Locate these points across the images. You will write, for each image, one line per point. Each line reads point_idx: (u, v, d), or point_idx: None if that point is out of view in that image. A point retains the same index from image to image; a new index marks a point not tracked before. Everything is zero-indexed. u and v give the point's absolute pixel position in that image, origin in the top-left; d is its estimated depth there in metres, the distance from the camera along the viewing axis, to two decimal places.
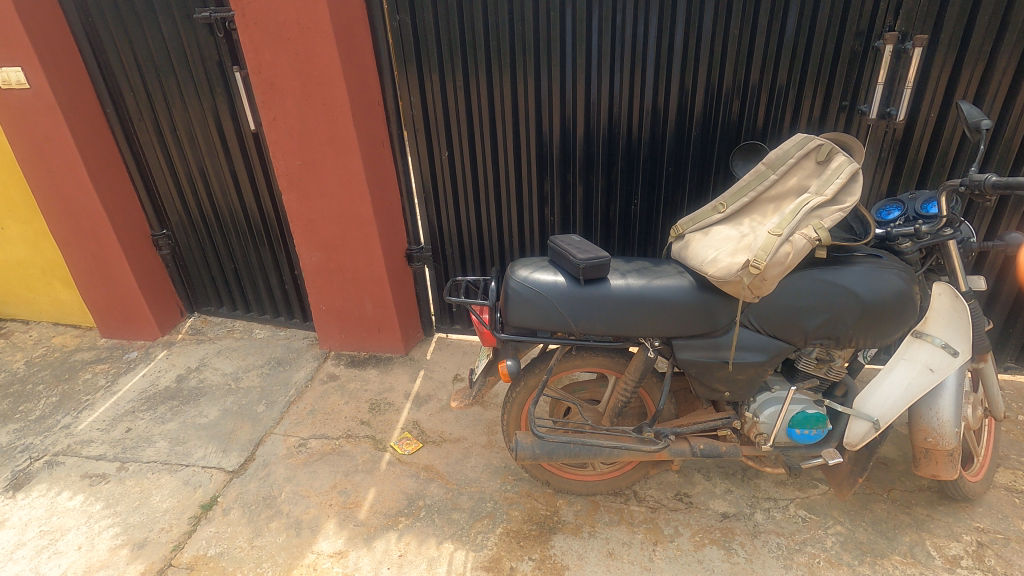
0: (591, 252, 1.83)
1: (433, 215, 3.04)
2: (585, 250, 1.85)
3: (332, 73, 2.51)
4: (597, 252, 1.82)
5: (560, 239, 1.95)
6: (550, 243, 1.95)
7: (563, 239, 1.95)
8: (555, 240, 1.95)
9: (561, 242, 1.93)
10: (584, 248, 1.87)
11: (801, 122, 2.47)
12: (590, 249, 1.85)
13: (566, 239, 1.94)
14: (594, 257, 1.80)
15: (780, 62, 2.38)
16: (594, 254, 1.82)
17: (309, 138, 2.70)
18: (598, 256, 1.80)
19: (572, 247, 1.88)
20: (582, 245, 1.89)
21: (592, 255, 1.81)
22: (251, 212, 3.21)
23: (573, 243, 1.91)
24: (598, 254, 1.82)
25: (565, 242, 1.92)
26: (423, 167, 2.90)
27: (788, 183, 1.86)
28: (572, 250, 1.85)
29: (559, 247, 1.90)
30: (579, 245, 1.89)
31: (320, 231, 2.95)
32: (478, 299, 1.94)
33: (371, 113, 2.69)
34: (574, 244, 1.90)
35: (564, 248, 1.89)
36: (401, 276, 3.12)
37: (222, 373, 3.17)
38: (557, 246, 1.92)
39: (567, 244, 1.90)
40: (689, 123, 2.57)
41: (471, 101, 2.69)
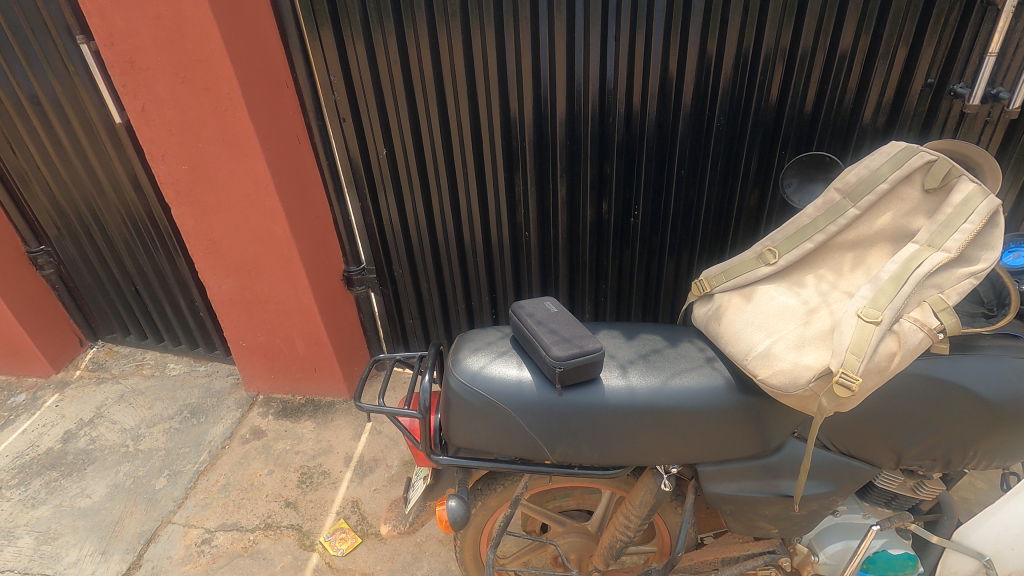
0: (574, 337, 1.17)
1: (374, 229, 2.35)
2: (565, 332, 1.18)
3: (209, 47, 1.76)
4: (585, 338, 1.16)
5: (528, 307, 1.29)
6: (513, 314, 1.29)
7: (534, 306, 1.29)
8: (522, 309, 1.29)
9: (529, 311, 1.27)
10: (563, 328, 1.20)
11: (868, 108, 1.82)
12: (574, 332, 1.18)
13: (538, 308, 1.27)
14: (577, 350, 1.14)
15: (843, 24, 1.70)
16: (579, 342, 1.16)
17: (193, 136, 1.96)
18: (585, 347, 1.14)
19: (546, 325, 1.21)
20: (561, 320, 1.23)
21: (574, 345, 1.14)
22: (143, 224, 2.50)
23: (548, 316, 1.24)
24: (586, 341, 1.16)
25: (536, 314, 1.25)
26: (358, 167, 2.19)
27: (876, 222, 1.21)
28: (545, 334, 1.18)
29: (527, 323, 1.24)
30: (557, 322, 1.22)
31: (226, 254, 2.24)
32: (405, 409, 1.26)
33: (276, 98, 1.96)
34: (549, 319, 1.23)
35: (533, 326, 1.22)
36: (339, 306, 2.45)
37: (120, 430, 2.53)
38: (523, 319, 1.25)
39: (537, 318, 1.24)
40: (710, 109, 1.89)
41: (415, 81, 1.98)
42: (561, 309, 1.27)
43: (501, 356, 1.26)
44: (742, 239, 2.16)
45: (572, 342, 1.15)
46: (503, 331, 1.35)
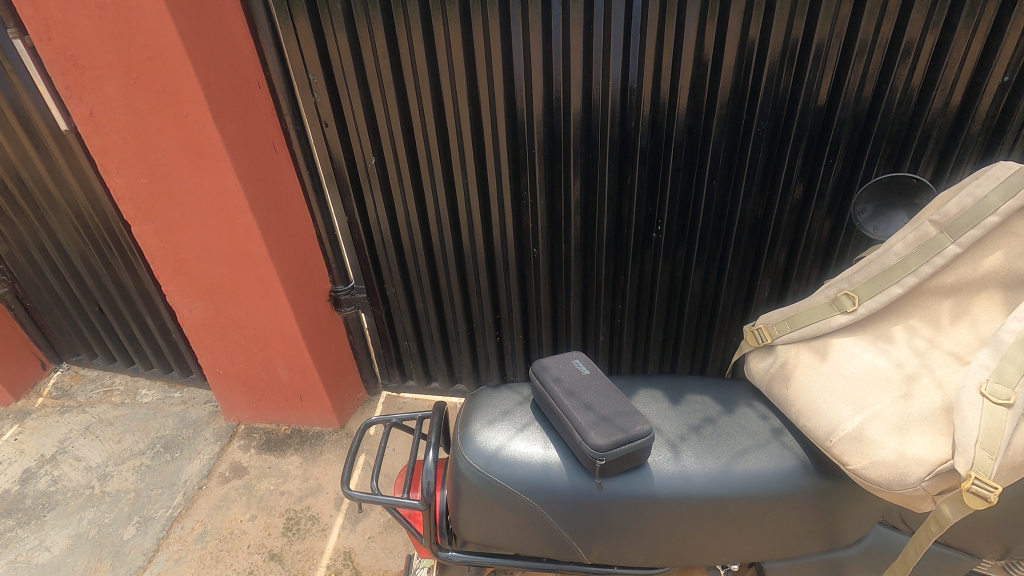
0: (615, 414, 0.93)
1: (363, 245, 2.10)
2: (604, 407, 0.94)
3: (164, 42, 1.49)
4: (629, 416, 0.92)
5: (553, 367, 1.05)
6: (535, 375, 1.05)
7: (560, 366, 1.05)
8: (545, 369, 1.05)
9: (555, 374, 1.03)
10: (600, 400, 0.96)
11: (930, 109, 1.59)
12: (614, 405, 0.95)
13: (565, 369, 1.03)
14: (621, 433, 0.90)
15: (909, 14, 1.46)
16: (622, 421, 0.92)
17: (150, 145, 1.69)
18: (630, 429, 0.90)
19: (578, 395, 0.97)
20: (596, 387, 0.99)
21: (617, 427, 0.91)
22: (102, 240, 2.21)
23: (579, 381, 1.00)
24: (631, 419, 0.93)
25: (564, 379, 1.01)
26: (343, 178, 1.93)
27: (982, 262, 0.98)
28: (579, 409, 0.94)
29: (553, 391, 1.00)
30: (591, 390, 0.98)
31: (197, 276, 1.97)
32: (401, 500, 1.05)
33: (246, 101, 1.69)
34: (581, 386, 0.99)
35: (562, 396, 0.98)
36: (325, 329, 2.21)
37: (85, 468, 2.28)
38: (548, 385, 1.01)
39: (566, 385, 1.00)
40: (749, 113, 1.65)
41: (408, 80, 1.72)
42: (594, 370, 1.03)
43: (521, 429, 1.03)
44: (779, 257, 1.90)
45: (614, 422, 0.91)
46: (521, 393, 1.11)
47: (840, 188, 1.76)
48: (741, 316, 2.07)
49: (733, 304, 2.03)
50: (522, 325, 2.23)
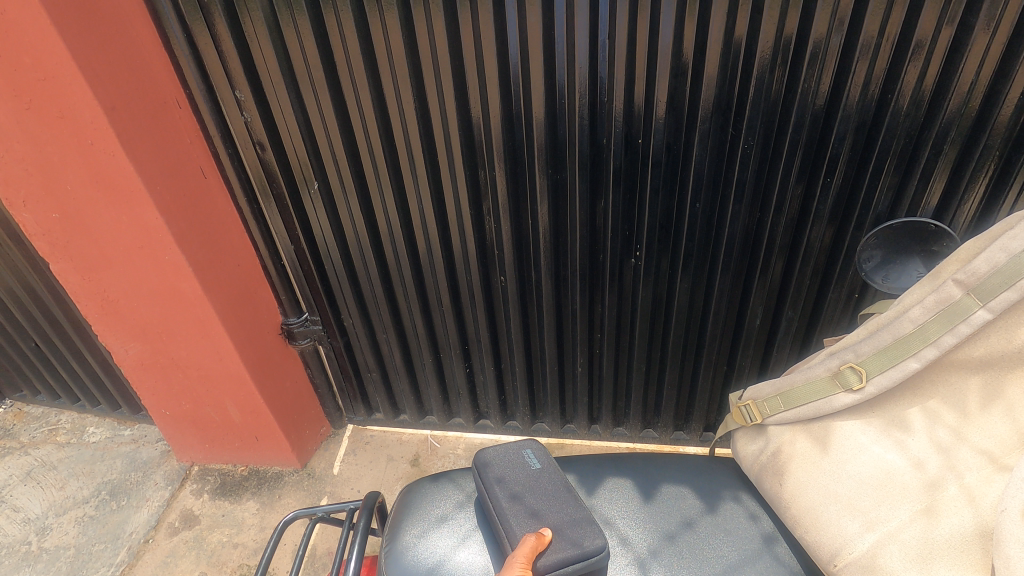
0: (567, 525, 0.79)
1: (313, 275, 1.89)
2: (554, 515, 0.80)
3: (55, 61, 1.28)
4: (581, 527, 0.79)
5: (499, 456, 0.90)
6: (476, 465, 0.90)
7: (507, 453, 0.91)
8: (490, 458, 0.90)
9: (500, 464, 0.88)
10: (550, 504, 0.82)
11: (945, 117, 1.38)
12: (566, 513, 0.81)
13: (511, 463, 0.88)
14: (572, 550, 0.76)
15: (918, 9, 1.26)
16: (574, 534, 0.78)
17: (56, 177, 1.47)
18: (584, 545, 0.77)
19: (524, 500, 0.82)
20: (545, 486, 0.85)
21: (568, 541, 0.77)
22: (28, 275, 2.01)
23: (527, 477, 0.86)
24: (585, 531, 0.79)
25: (508, 475, 0.86)
26: (285, 204, 1.73)
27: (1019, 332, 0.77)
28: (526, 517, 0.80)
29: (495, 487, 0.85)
30: (541, 489, 0.84)
31: (128, 316, 1.77)
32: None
33: (163, 124, 1.48)
34: (529, 484, 0.85)
35: (506, 494, 0.83)
36: (278, 365, 2.01)
37: (23, 521, 2.10)
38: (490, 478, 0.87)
39: (510, 485, 0.85)
40: (736, 126, 1.45)
41: (348, 96, 1.52)
42: (545, 464, 0.88)
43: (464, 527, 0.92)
44: (775, 271, 1.68)
45: (565, 535, 0.78)
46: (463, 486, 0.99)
47: (840, 208, 1.55)
48: (732, 344, 1.88)
49: (722, 332, 1.84)
50: (493, 356, 2.04)
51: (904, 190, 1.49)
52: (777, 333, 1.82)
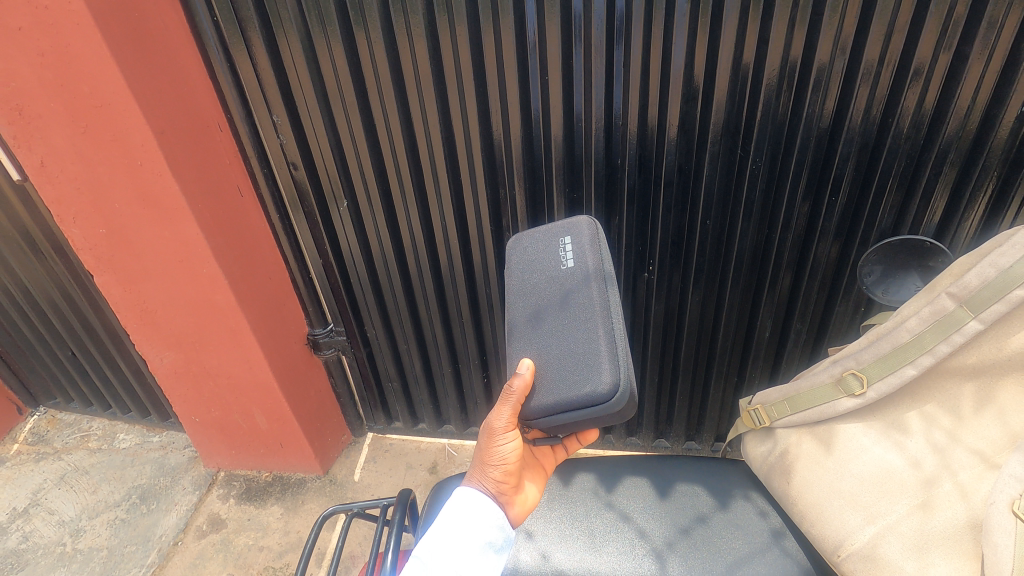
0: (576, 365, 0.88)
1: (338, 287, 1.99)
2: (564, 353, 0.90)
3: (112, 89, 1.38)
4: (582, 364, 0.87)
5: (528, 284, 1.00)
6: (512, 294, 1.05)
7: (536, 274, 1.00)
8: (522, 285, 1.02)
9: (524, 294, 1.00)
10: (563, 339, 0.91)
11: (944, 137, 1.45)
12: (576, 348, 0.88)
13: (549, 262, 0.98)
14: (572, 395, 0.86)
15: (917, 39, 1.33)
16: (583, 373, 0.86)
17: (105, 195, 1.57)
18: (583, 391, 0.85)
19: (546, 309, 0.95)
20: (566, 295, 0.92)
21: (569, 387, 0.87)
22: (69, 287, 2.12)
23: (547, 305, 0.95)
24: (584, 364, 0.87)
25: (541, 275, 0.98)
26: (315, 220, 1.83)
27: (1009, 341, 0.84)
28: (540, 361, 0.93)
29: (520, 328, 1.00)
30: (558, 320, 0.92)
31: (164, 326, 1.86)
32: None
33: (205, 145, 1.58)
34: (556, 287, 0.94)
35: (526, 339, 0.97)
36: (303, 374, 2.10)
37: (58, 523, 2.19)
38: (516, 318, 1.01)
39: (540, 287, 0.97)
40: (744, 148, 1.53)
41: (378, 119, 1.62)
42: (575, 262, 0.94)
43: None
44: (783, 284, 1.75)
45: (569, 373, 0.88)
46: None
47: (845, 224, 1.62)
48: (742, 355, 1.94)
49: (732, 343, 1.90)
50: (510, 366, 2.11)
51: (906, 209, 1.56)
52: (786, 344, 1.88)
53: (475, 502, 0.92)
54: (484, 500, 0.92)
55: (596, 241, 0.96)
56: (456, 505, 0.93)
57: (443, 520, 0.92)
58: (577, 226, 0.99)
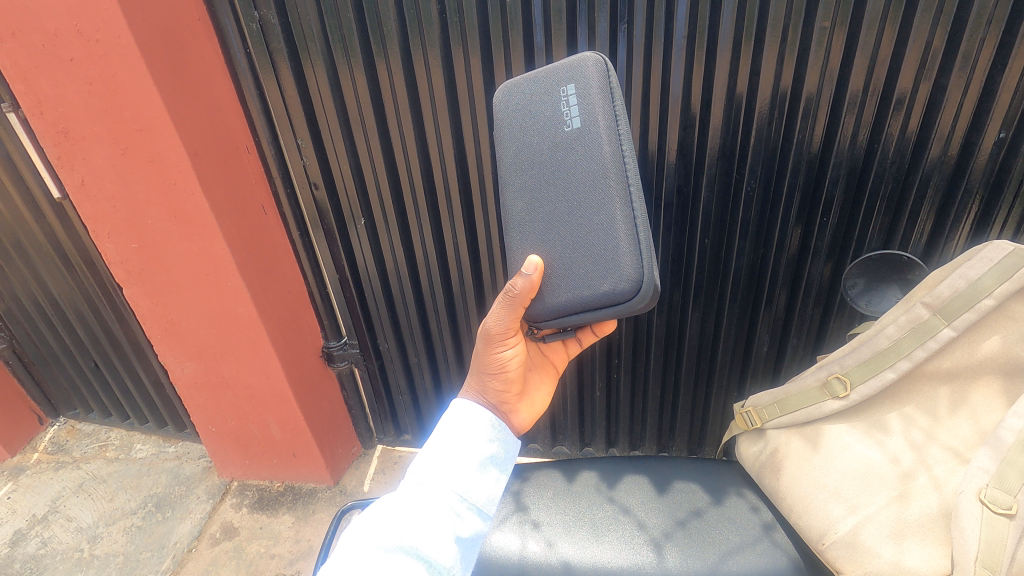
0: (596, 255, 0.97)
1: (352, 302, 2.07)
2: (582, 240, 0.98)
3: (152, 116, 1.48)
4: (600, 253, 0.96)
5: (533, 148, 1.01)
6: (510, 153, 1.05)
7: (540, 133, 1.00)
8: (523, 145, 1.02)
9: (529, 162, 1.02)
10: (579, 221, 0.97)
11: (927, 162, 1.54)
12: (594, 233, 0.96)
13: (552, 119, 0.99)
14: (594, 290, 0.98)
15: (898, 69, 1.43)
16: (605, 265, 0.96)
17: (140, 212, 1.67)
18: (604, 286, 0.96)
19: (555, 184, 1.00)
20: (575, 172, 0.96)
21: (591, 283, 0.98)
22: (97, 299, 2.22)
23: (558, 177, 0.99)
24: (601, 254, 0.96)
25: (546, 137, 0.99)
26: (333, 237, 1.93)
27: (979, 347, 0.91)
28: (554, 246, 1.01)
29: (527, 204, 1.04)
30: (573, 197, 0.97)
31: (187, 337, 1.95)
32: None
33: (234, 168, 1.69)
34: (565, 158, 0.97)
35: (538, 220, 1.03)
36: (318, 386, 2.17)
37: (76, 530, 2.25)
38: (521, 192, 1.04)
39: (547, 155, 1.00)
40: (739, 172, 1.62)
41: (396, 143, 1.74)
42: (582, 123, 0.95)
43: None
44: (779, 301, 1.82)
45: (587, 267, 0.98)
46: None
47: (837, 244, 1.70)
48: (741, 369, 2.00)
49: (732, 357, 1.97)
50: None
51: (894, 230, 1.65)
52: (783, 358, 1.95)
53: (470, 418, 1.03)
54: (479, 413, 1.04)
55: (602, 84, 0.95)
56: (452, 421, 1.03)
57: (440, 432, 1.02)
58: (580, 69, 0.97)
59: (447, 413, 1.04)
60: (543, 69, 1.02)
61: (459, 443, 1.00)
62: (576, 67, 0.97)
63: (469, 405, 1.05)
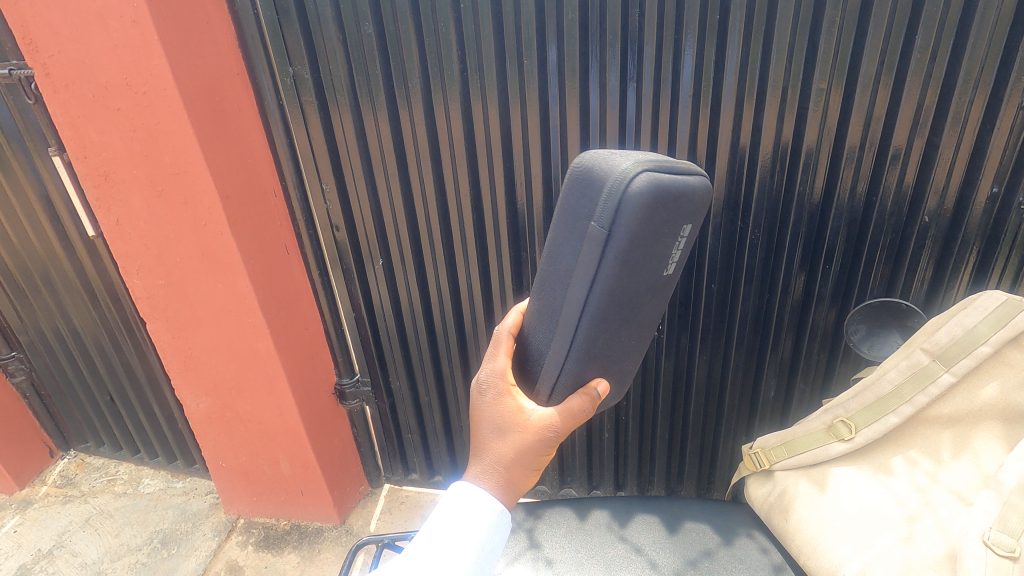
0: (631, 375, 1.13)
1: (367, 340, 2.13)
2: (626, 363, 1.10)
3: (189, 161, 1.56)
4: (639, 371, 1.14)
5: (643, 285, 0.92)
6: (621, 283, 0.88)
7: (651, 269, 0.91)
8: (639, 276, 0.89)
9: (631, 302, 0.93)
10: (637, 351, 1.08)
11: (924, 214, 1.61)
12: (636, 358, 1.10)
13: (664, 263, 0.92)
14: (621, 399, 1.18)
15: (892, 127, 1.52)
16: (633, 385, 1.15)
17: (170, 251, 1.74)
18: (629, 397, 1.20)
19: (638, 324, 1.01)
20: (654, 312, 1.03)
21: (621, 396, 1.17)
22: (119, 333, 2.28)
23: (644, 314, 1.00)
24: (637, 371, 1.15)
25: (654, 280, 0.94)
26: (352, 277, 2.00)
27: (978, 393, 0.95)
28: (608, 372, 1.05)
29: (608, 339, 0.97)
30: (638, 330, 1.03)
31: (206, 372, 1.99)
32: None
33: (261, 210, 1.77)
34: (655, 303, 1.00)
35: (611, 353, 0.99)
36: (330, 423, 2.20)
37: (80, 565, 2.24)
38: (611, 330, 0.95)
39: (646, 298, 0.96)
40: (743, 221, 1.69)
41: (416, 189, 1.83)
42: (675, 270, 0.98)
43: (553, 246, 0.94)
44: (785, 346, 1.86)
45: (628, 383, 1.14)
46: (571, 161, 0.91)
47: (840, 291, 1.75)
48: (749, 413, 2.02)
49: (738, 401, 1.99)
50: None
51: (895, 278, 1.70)
52: (790, 403, 1.97)
53: (476, 510, 0.98)
54: (487, 503, 0.98)
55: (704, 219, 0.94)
56: (458, 504, 1.00)
57: (446, 516, 0.98)
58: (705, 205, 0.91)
59: (455, 495, 1.00)
60: (683, 187, 0.84)
61: (459, 531, 0.97)
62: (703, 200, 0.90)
63: (479, 491, 0.99)
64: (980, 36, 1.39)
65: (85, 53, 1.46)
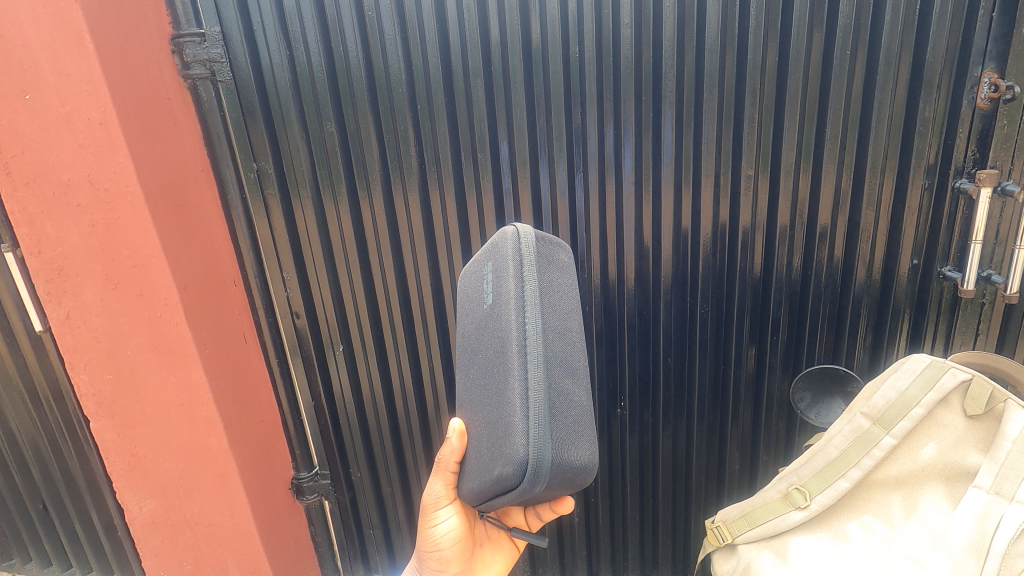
0: (493, 420, 0.87)
1: (326, 430, 2.06)
2: (488, 412, 0.90)
3: (147, 252, 1.56)
4: (497, 421, 0.86)
5: (467, 316, 1.01)
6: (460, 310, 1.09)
7: (472, 304, 0.99)
8: (464, 305, 1.04)
9: (465, 332, 1.02)
10: (488, 393, 0.90)
11: (856, 284, 1.72)
12: (494, 404, 0.87)
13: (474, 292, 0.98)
14: (490, 474, 0.87)
15: (816, 209, 1.67)
16: (497, 430, 0.86)
17: (120, 343, 1.68)
18: (495, 474, 0.85)
19: (471, 354, 0.97)
20: (484, 343, 0.92)
21: (487, 466, 0.89)
22: (59, 434, 2.16)
23: (478, 349, 0.95)
24: (493, 417, 0.87)
25: (469, 308, 1.00)
26: (312, 365, 1.98)
27: (919, 453, 1.00)
28: (472, 418, 0.99)
29: (465, 368, 1.04)
30: (483, 371, 0.92)
31: (151, 472, 1.86)
32: None
33: (220, 300, 1.76)
34: (475, 330, 0.95)
35: (467, 396, 1.01)
36: (285, 521, 2.06)
37: None
38: (461, 359, 1.04)
39: (466, 325, 1.01)
40: (692, 297, 1.78)
41: (376, 275, 1.88)
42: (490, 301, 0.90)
43: None
44: (745, 416, 1.89)
45: (493, 432, 0.87)
46: None
47: (789, 361, 1.83)
48: (717, 489, 2.01)
49: (706, 476, 1.98)
50: None
51: (839, 346, 1.79)
52: (756, 474, 1.97)
53: None
54: None
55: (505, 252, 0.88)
56: None
57: None
58: (503, 244, 0.91)
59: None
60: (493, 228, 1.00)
61: None
62: (502, 241, 0.92)
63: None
64: (880, 129, 1.57)
65: (47, 153, 1.49)
